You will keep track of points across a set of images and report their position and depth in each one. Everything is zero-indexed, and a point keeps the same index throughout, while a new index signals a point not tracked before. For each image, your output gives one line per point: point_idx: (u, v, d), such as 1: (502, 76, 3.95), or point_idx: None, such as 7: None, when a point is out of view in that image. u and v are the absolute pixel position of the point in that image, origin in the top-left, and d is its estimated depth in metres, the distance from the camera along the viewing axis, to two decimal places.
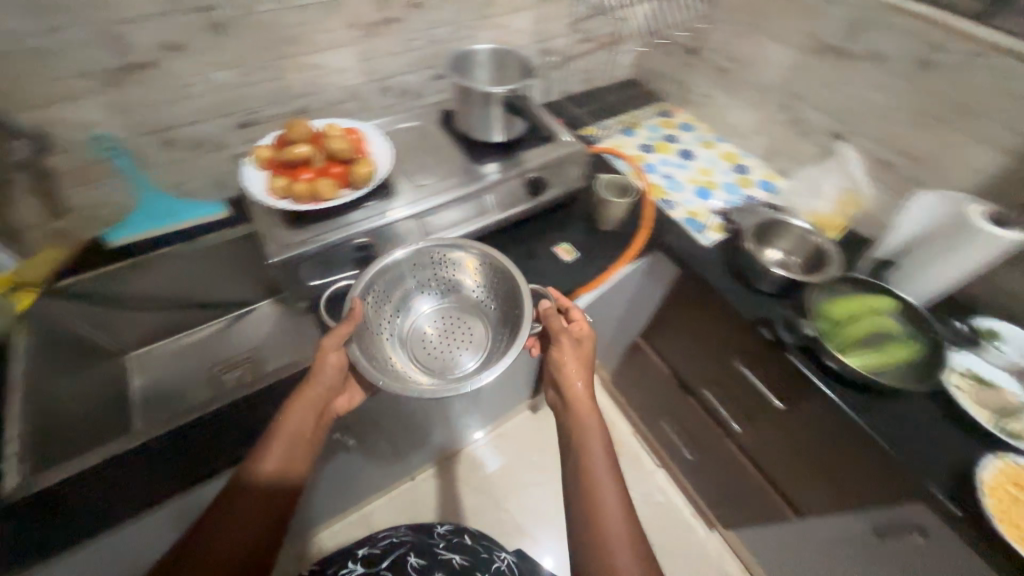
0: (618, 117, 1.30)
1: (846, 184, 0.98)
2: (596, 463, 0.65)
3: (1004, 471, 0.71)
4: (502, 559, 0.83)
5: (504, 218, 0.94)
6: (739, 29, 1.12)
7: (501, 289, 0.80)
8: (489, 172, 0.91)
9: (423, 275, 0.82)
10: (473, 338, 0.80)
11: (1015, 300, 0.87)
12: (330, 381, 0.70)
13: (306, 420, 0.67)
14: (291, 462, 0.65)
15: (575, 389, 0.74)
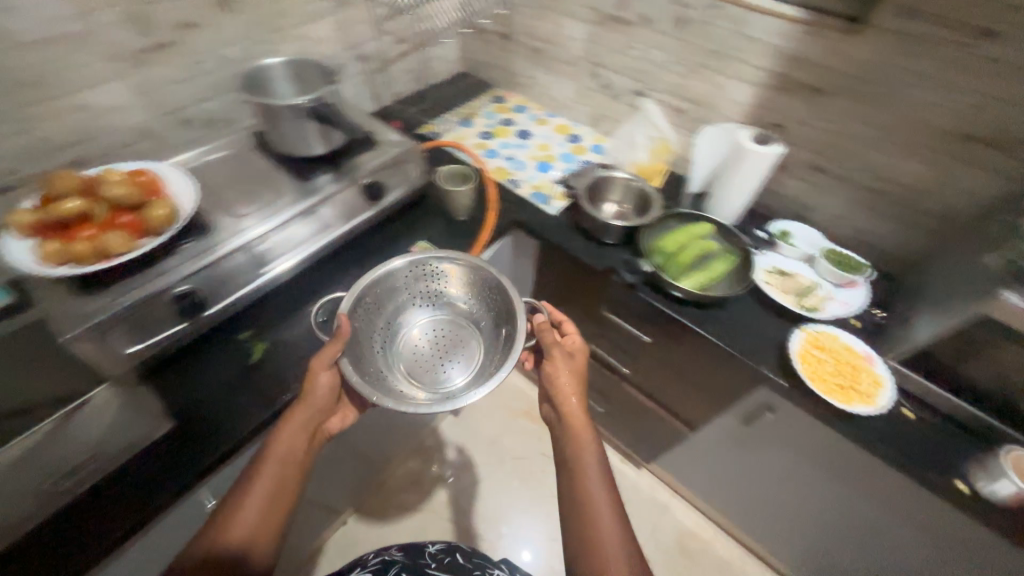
0: (455, 112, 1.35)
1: (655, 134, 1.14)
2: (595, 496, 0.64)
3: (808, 340, 0.86)
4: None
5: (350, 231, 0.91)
6: (536, 11, 1.21)
7: (491, 299, 0.83)
8: (319, 186, 0.88)
9: (418, 286, 0.85)
10: (463, 349, 0.83)
11: (794, 201, 1.06)
12: (323, 401, 0.70)
13: (297, 442, 0.67)
14: (284, 486, 0.64)
15: (570, 406, 0.73)
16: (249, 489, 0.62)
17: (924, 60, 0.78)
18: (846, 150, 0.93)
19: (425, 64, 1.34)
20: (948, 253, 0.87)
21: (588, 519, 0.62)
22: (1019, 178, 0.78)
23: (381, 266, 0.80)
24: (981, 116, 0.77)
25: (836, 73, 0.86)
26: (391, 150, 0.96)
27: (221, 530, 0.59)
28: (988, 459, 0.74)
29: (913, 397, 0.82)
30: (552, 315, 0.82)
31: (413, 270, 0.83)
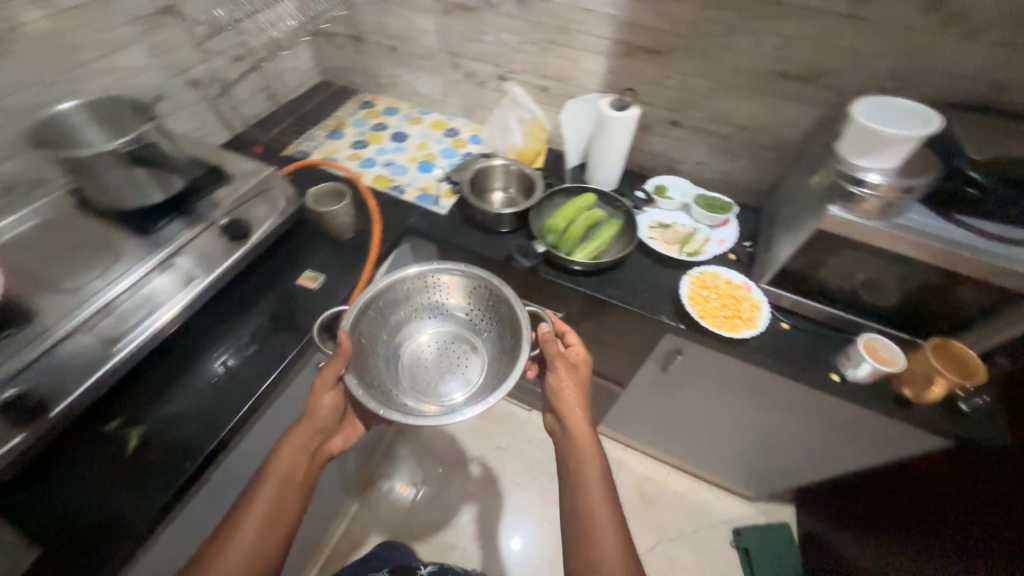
0: (321, 125, 1.27)
1: (526, 116, 1.15)
2: (598, 513, 0.67)
3: (695, 281, 0.93)
4: None
5: (220, 280, 0.79)
6: (380, 6, 1.15)
7: (493, 312, 0.87)
8: (169, 237, 0.78)
9: (422, 299, 0.89)
10: (463, 362, 0.86)
11: (662, 157, 1.14)
12: (323, 421, 0.74)
13: (298, 461, 0.71)
14: (283, 505, 0.68)
15: (573, 416, 0.76)
16: (249, 507, 0.66)
17: (735, 12, 0.85)
18: (692, 102, 1.00)
19: (275, 79, 1.23)
20: (790, 178, 0.98)
21: (591, 534, 0.65)
22: (827, 104, 0.89)
23: (386, 280, 0.84)
24: (789, 55, 0.86)
25: (668, 34, 0.92)
26: (247, 182, 0.87)
27: (223, 547, 0.63)
28: (848, 348, 0.85)
29: (786, 310, 0.92)
30: (555, 325, 0.85)
31: (418, 283, 0.86)
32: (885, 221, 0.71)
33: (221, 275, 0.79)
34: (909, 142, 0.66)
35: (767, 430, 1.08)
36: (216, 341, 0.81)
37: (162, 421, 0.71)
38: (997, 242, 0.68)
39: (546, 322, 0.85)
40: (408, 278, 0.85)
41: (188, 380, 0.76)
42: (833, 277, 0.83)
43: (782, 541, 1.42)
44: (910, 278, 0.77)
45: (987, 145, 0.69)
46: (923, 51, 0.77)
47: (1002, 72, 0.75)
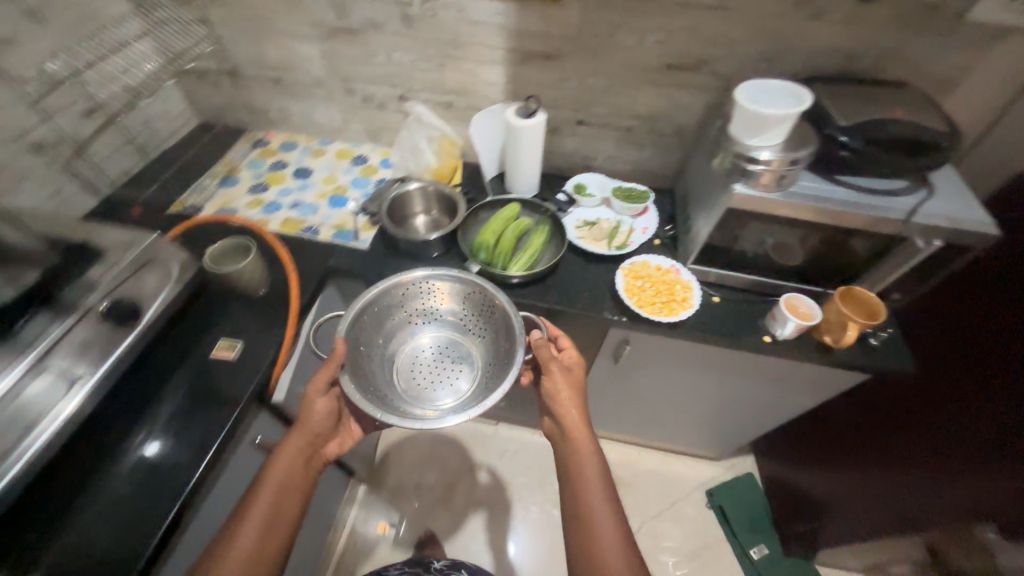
0: (209, 172, 1.14)
1: (434, 133, 1.10)
2: (602, 520, 0.66)
3: (628, 273, 0.96)
4: None
5: (115, 369, 0.68)
6: (253, 36, 1.06)
7: (487, 317, 0.86)
8: (35, 337, 0.65)
9: (418, 304, 0.89)
10: (459, 368, 0.86)
11: (575, 155, 1.16)
12: (319, 425, 0.74)
13: (294, 467, 0.71)
14: (281, 511, 0.67)
15: (570, 418, 0.74)
16: (246, 516, 0.65)
17: (616, 11, 0.88)
18: (594, 100, 1.03)
19: (142, 129, 1.09)
20: (693, 160, 1.04)
21: (593, 539, 0.64)
22: (713, 88, 0.96)
23: (382, 285, 0.85)
24: (672, 47, 0.91)
25: (559, 37, 0.93)
26: (126, 254, 0.76)
27: (221, 554, 0.62)
28: (773, 309, 0.91)
29: (713, 283, 0.98)
30: (548, 331, 0.84)
31: (413, 288, 0.87)
32: (782, 191, 0.77)
33: (114, 363, 0.68)
34: (789, 118, 0.71)
35: (716, 395, 1.15)
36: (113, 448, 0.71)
37: (80, 535, 0.63)
38: (873, 194, 0.76)
39: (539, 327, 0.83)
40: (405, 282, 0.85)
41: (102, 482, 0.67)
42: (747, 247, 0.90)
43: (749, 491, 1.52)
44: (809, 237, 0.84)
45: (849, 111, 0.77)
46: (784, 31, 0.85)
47: (849, 43, 0.84)
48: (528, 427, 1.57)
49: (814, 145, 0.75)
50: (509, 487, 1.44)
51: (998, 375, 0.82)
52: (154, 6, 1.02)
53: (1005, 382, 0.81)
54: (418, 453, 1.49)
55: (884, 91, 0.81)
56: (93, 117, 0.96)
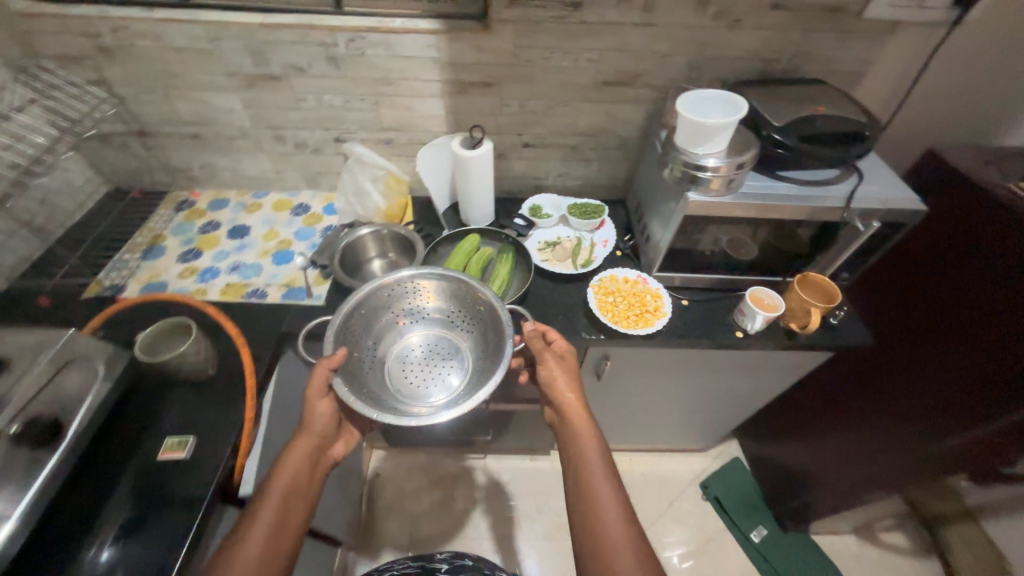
0: (129, 244, 1.02)
1: (378, 172, 1.05)
2: (603, 491, 0.65)
3: (598, 290, 0.95)
4: None
5: (42, 494, 0.60)
6: (161, 93, 0.96)
7: (475, 310, 0.84)
8: None
9: (405, 302, 0.87)
10: (449, 364, 0.84)
11: (525, 177, 1.15)
12: (323, 429, 0.73)
13: (302, 469, 0.69)
14: (289, 513, 0.65)
15: (569, 403, 0.73)
16: (256, 516, 0.63)
17: (548, 35, 0.88)
18: (537, 123, 1.03)
19: (40, 207, 0.96)
20: (641, 170, 1.07)
21: (596, 509, 0.63)
22: (650, 100, 0.98)
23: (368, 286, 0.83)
24: (606, 65, 0.92)
25: (494, 65, 0.92)
26: (39, 356, 0.65)
27: (230, 558, 0.59)
28: (739, 304, 0.94)
29: (679, 287, 1.00)
30: (534, 327, 0.81)
31: (398, 287, 0.85)
32: (732, 193, 0.80)
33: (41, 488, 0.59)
34: (730, 126, 0.73)
35: (698, 394, 1.17)
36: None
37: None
38: (813, 186, 0.81)
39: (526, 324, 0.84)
40: (390, 281, 0.83)
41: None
42: (706, 250, 0.92)
43: (740, 475, 1.55)
44: (763, 233, 0.88)
45: (779, 111, 0.81)
46: (708, 42, 0.89)
47: (767, 48, 0.89)
48: (517, 454, 1.52)
49: (755, 148, 0.77)
50: (508, 522, 1.39)
51: (944, 326, 0.89)
52: (37, 71, 0.91)
53: (952, 333, 0.88)
54: (407, 504, 1.41)
55: (806, 89, 0.86)
56: None
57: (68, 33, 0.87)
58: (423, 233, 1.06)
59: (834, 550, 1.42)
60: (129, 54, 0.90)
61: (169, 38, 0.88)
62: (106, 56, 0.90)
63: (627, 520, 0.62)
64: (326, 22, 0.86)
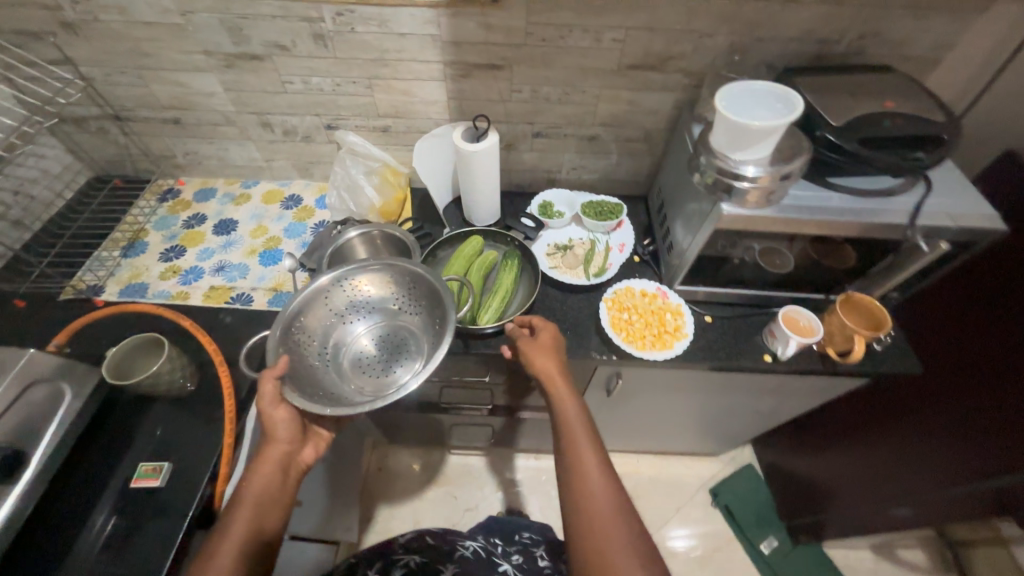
0: (110, 239, 0.95)
1: (375, 161, 0.95)
2: (586, 456, 0.60)
3: (612, 305, 0.86)
4: (469, 546, 0.84)
5: (13, 521, 0.57)
6: (134, 74, 0.87)
7: (419, 289, 0.79)
8: None
9: (341, 301, 0.79)
10: (408, 348, 0.79)
11: (536, 170, 1.04)
12: (289, 436, 0.69)
13: (272, 481, 0.65)
14: (262, 527, 0.62)
15: (551, 379, 0.68)
16: (226, 531, 0.60)
17: (566, 10, 0.75)
18: (551, 112, 0.91)
19: (14, 199, 0.89)
20: (666, 166, 0.95)
21: (580, 471, 0.59)
22: (682, 87, 0.85)
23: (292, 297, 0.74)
24: (633, 46, 0.80)
25: (503, 46, 0.80)
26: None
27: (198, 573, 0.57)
28: (770, 325, 0.84)
29: (702, 301, 0.90)
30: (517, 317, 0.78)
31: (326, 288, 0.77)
32: (773, 205, 0.68)
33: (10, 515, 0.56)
34: (779, 130, 0.61)
35: (715, 410, 1.08)
36: None
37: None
38: (873, 197, 0.69)
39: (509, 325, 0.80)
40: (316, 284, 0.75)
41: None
42: (739, 261, 0.81)
43: (749, 482, 1.47)
44: (807, 246, 0.76)
45: (838, 107, 0.69)
46: (756, 20, 0.75)
47: (827, 27, 0.75)
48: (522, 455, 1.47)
49: (806, 154, 0.65)
50: None
51: (1009, 355, 0.78)
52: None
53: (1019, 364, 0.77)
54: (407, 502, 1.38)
55: (869, 80, 0.73)
56: None
57: (24, 6, 0.77)
58: (421, 232, 0.96)
59: (849, 568, 1.35)
60: (94, 30, 0.80)
61: (137, 12, 0.77)
62: (69, 33, 0.81)
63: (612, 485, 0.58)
64: None
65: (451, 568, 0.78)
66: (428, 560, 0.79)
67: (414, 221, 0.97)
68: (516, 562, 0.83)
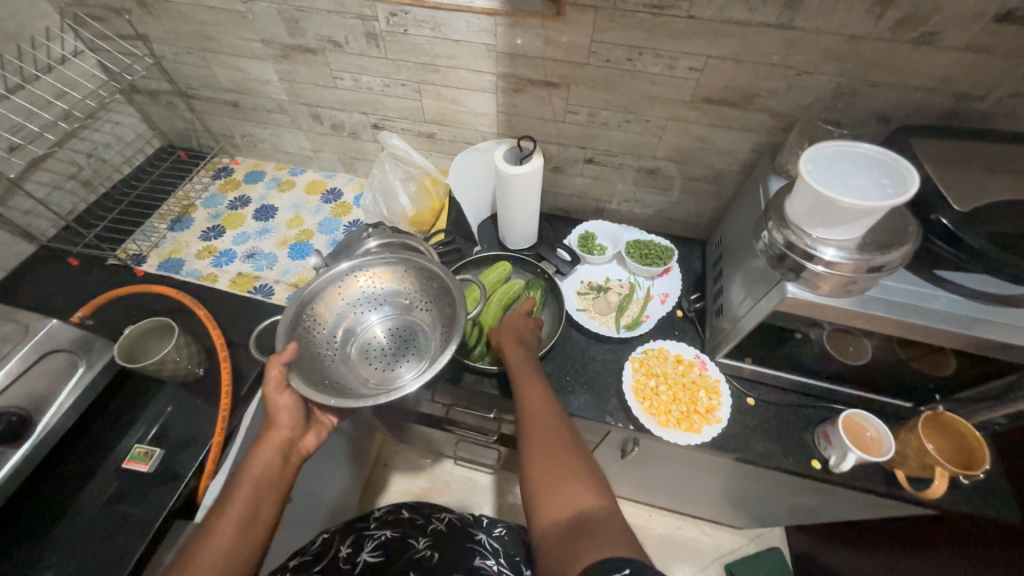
0: (160, 211, 1.01)
1: (415, 168, 0.91)
2: (535, 398, 0.59)
3: (638, 367, 0.77)
4: (444, 518, 0.77)
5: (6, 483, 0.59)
6: (199, 55, 0.89)
7: (429, 281, 0.72)
8: None
9: (355, 291, 0.73)
10: (419, 344, 0.71)
11: (584, 197, 0.96)
12: (293, 422, 0.61)
13: (273, 465, 0.57)
14: (259, 504, 0.54)
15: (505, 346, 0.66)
16: (220, 519, 0.52)
17: (637, 30, 0.65)
18: (606, 138, 0.82)
19: (86, 160, 0.96)
20: (733, 213, 0.82)
21: (528, 408, 0.58)
22: (765, 128, 0.73)
23: (307, 283, 0.68)
24: (711, 78, 0.68)
25: (562, 62, 0.72)
26: (19, 344, 0.63)
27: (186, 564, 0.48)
28: (825, 425, 0.71)
29: (746, 379, 0.77)
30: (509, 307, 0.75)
31: (341, 277, 0.71)
32: (852, 297, 0.56)
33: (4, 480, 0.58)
34: (872, 215, 0.50)
35: (747, 496, 0.94)
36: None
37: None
38: (1001, 306, 0.53)
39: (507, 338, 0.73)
40: (334, 270, 0.70)
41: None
42: (802, 339, 0.66)
43: (777, 572, 1.22)
44: (891, 345, 0.61)
45: (968, 186, 0.54)
46: (875, 60, 0.61)
47: (973, 78, 0.59)
48: None
49: (908, 247, 0.53)
50: None
51: None
52: (90, 24, 0.88)
53: None
54: None
55: (1021, 153, 0.57)
56: (15, 155, 0.83)
57: None
58: (451, 246, 0.90)
59: None
60: (167, 11, 0.82)
61: None
62: (143, 10, 0.83)
63: (559, 418, 0.57)
64: None
65: (424, 539, 0.71)
66: (401, 532, 0.73)
67: (444, 234, 0.91)
68: (497, 535, 0.79)
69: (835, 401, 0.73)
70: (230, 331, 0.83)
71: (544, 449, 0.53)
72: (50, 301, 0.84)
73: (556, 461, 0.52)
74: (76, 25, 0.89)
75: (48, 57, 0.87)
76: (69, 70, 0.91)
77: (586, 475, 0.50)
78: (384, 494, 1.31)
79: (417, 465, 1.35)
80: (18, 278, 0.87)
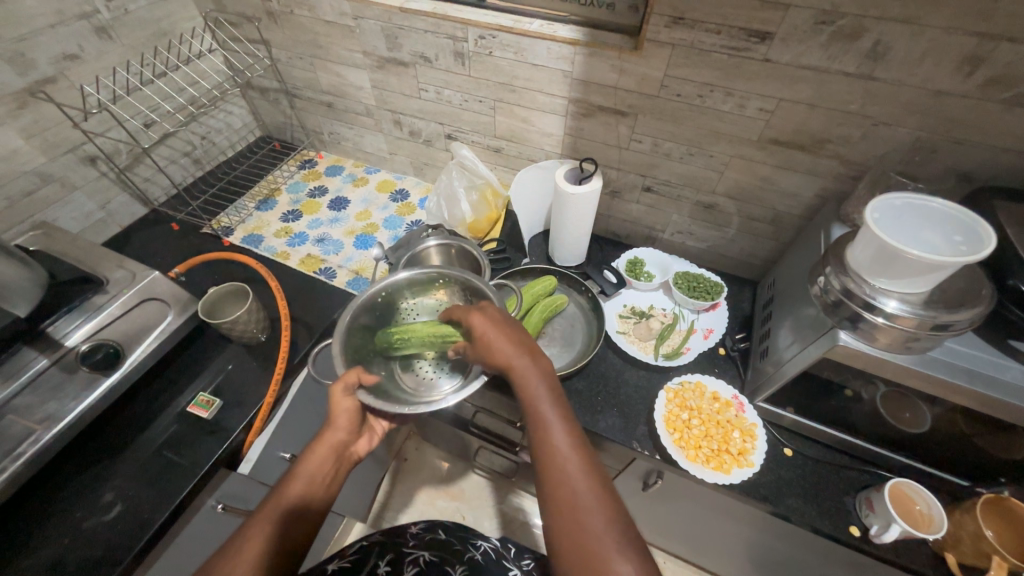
0: (251, 192, 1.14)
1: (478, 179, 0.97)
2: (567, 461, 0.49)
3: (672, 398, 0.76)
4: (481, 548, 0.70)
5: (97, 407, 0.65)
6: (308, 60, 1.01)
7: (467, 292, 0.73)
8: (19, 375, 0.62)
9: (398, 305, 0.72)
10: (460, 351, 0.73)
11: (637, 224, 0.97)
12: (350, 424, 0.63)
13: (325, 466, 0.59)
14: (309, 504, 0.55)
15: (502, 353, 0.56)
16: (269, 511, 0.53)
17: (711, 69, 0.68)
18: (668, 169, 0.83)
19: (200, 142, 1.11)
20: (789, 257, 0.81)
21: (546, 466, 0.49)
22: (833, 175, 0.72)
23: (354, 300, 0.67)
24: (782, 121, 0.69)
25: (632, 93, 0.75)
26: (127, 287, 0.72)
27: (230, 552, 0.48)
28: (870, 491, 0.66)
29: (786, 429, 0.74)
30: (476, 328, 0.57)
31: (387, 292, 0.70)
32: (913, 354, 0.53)
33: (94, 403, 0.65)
34: (942, 269, 0.49)
35: (773, 559, 0.88)
36: (58, 485, 0.66)
37: (28, 571, 0.59)
38: None
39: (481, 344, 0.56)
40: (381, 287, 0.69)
41: (62, 521, 0.63)
42: (852, 395, 0.64)
43: None
44: (953, 415, 0.57)
45: None
46: (960, 117, 0.60)
47: None
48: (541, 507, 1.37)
49: (981, 308, 0.50)
50: None
51: None
52: (224, 27, 1.03)
53: None
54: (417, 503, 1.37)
55: None
56: (149, 130, 0.97)
57: None
58: (502, 254, 0.94)
59: None
60: (287, 21, 0.95)
61: (321, 11, 0.89)
62: (270, 19, 0.96)
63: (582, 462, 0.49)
64: (461, 15, 0.78)
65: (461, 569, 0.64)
66: (439, 557, 0.65)
67: (497, 242, 0.95)
68: (525, 568, 0.70)
69: (882, 468, 0.69)
70: (293, 306, 0.91)
71: (564, 513, 0.46)
72: (152, 257, 0.97)
73: (574, 523, 0.45)
74: (212, 27, 1.04)
75: (188, 51, 1.03)
76: (201, 63, 1.06)
77: (625, 547, 0.44)
78: (402, 488, 1.33)
79: (437, 467, 1.36)
80: (130, 234, 1.00)
